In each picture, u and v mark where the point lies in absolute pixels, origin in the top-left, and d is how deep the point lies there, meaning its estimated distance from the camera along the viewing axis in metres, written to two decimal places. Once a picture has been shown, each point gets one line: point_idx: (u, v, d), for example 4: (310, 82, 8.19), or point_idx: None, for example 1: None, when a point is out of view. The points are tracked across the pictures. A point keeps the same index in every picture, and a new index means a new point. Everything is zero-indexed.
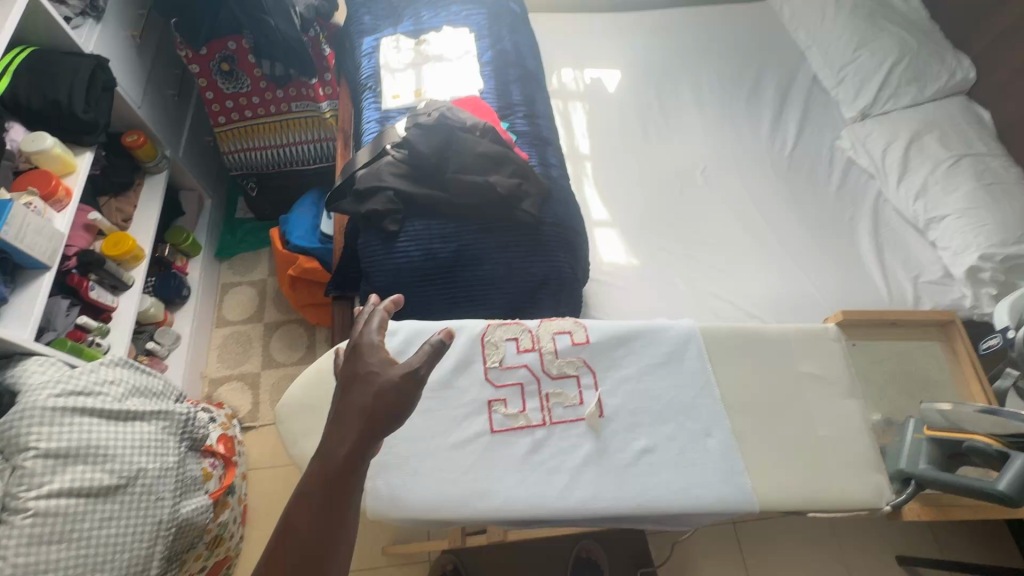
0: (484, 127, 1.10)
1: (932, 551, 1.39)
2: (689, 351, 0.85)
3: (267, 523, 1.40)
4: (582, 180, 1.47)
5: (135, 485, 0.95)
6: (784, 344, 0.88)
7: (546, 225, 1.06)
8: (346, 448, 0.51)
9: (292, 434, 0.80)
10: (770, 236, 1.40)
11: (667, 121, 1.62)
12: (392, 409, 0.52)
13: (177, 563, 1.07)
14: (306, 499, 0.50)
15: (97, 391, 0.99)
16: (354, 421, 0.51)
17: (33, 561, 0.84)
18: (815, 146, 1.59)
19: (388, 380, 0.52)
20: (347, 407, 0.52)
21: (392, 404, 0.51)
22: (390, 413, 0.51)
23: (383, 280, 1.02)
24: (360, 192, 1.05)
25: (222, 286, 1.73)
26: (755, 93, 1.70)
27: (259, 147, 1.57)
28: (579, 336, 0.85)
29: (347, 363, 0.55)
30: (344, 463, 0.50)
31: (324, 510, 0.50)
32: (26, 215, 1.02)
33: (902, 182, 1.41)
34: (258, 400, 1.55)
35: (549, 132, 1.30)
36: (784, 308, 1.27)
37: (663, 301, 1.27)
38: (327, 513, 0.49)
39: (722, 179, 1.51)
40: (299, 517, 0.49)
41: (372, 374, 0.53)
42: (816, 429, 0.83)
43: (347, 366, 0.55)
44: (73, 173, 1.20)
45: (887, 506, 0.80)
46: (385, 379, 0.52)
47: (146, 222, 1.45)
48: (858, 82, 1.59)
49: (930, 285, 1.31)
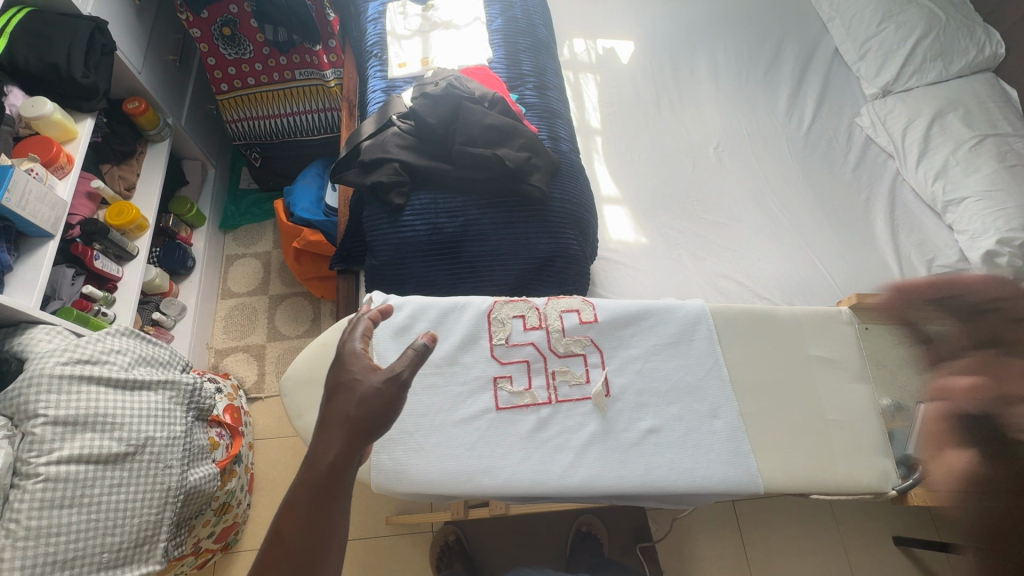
0: (493, 98, 1.07)
1: (930, 532, 1.40)
2: (698, 331, 0.84)
3: (274, 491, 1.43)
4: (592, 155, 1.44)
5: (144, 453, 0.96)
6: (796, 327, 0.87)
7: (555, 201, 1.04)
8: (334, 453, 0.53)
9: (296, 407, 0.80)
10: (782, 216, 1.37)
11: (681, 94, 1.57)
12: (376, 414, 0.54)
13: (186, 529, 1.09)
14: (296, 503, 0.53)
15: (103, 360, 0.99)
16: (339, 428, 0.54)
17: (45, 524, 0.85)
18: (834, 124, 1.54)
19: (370, 386, 0.55)
20: (332, 414, 0.55)
21: (374, 409, 0.54)
22: (374, 418, 0.54)
23: (389, 254, 1.00)
24: (366, 163, 1.03)
25: (227, 257, 1.73)
26: (773, 66, 1.64)
27: (263, 116, 1.55)
28: (587, 314, 0.84)
29: (332, 371, 0.58)
30: (330, 469, 0.53)
31: (316, 513, 0.52)
32: (27, 181, 1.00)
33: (922, 162, 1.38)
34: (264, 372, 1.56)
35: (559, 104, 1.26)
36: (794, 289, 1.25)
37: (671, 280, 1.25)
38: (316, 515, 0.52)
39: (735, 156, 1.47)
40: (291, 523, 0.52)
41: (354, 381, 0.56)
42: (824, 413, 0.82)
43: (332, 376, 0.58)
44: (74, 139, 1.18)
45: (894, 490, 0.79)
46: (367, 386, 0.54)
47: (149, 192, 1.44)
48: (881, 58, 1.54)
49: (945, 269, 1.29)
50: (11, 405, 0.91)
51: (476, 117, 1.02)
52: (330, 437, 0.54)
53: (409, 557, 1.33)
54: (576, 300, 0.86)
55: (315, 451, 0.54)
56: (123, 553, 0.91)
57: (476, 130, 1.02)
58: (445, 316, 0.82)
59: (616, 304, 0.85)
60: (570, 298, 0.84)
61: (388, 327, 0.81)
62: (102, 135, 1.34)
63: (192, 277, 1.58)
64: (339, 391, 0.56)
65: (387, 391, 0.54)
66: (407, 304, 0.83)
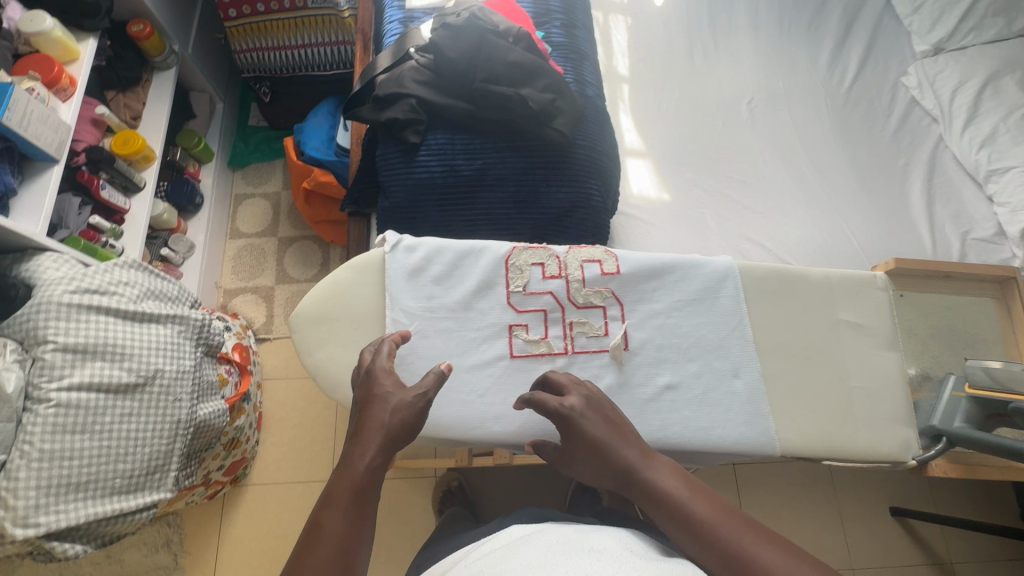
0: (518, 33, 1.00)
1: (926, 504, 1.41)
2: (725, 289, 0.81)
3: (282, 430, 1.45)
4: (617, 104, 1.36)
5: (154, 385, 0.96)
6: (826, 289, 0.83)
7: (577, 147, 0.99)
8: (369, 457, 0.56)
9: (306, 344, 0.78)
10: (814, 178, 1.31)
11: (717, 43, 1.47)
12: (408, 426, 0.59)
13: (196, 461, 1.12)
14: (333, 502, 0.54)
15: (112, 291, 0.98)
16: (378, 434, 0.57)
17: (58, 448, 0.86)
18: (877, 82, 1.44)
19: (407, 399, 0.60)
20: (366, 422, 0.59)
21: (407, 420, 0.59)
22: (407, 429, 0.59)
23: (403, 196, 0.96)
24: (381, 98, 0.97)
25: (236, 196, 1.69)
26: (819, 16, 1.52)
27: (275, 47, 1.48)
28: (609, 265, 0.81)
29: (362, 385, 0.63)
30: (367, 472, 0.56)
31: (352, 515, 0.53)
32: (28, 101, 0.96)
33: (968, 128, 1.30)
34: (273, 314, 1.55)
35: (587, 46, 1.18)
36: (819, 255, 1.21)
37: (691, 240, 1.21)
38: (356, 512, 0.54)
39: (769, 113, 1.39)
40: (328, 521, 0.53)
41: (386, 394, 0.61)
42: (847, 379, 0.80)
43: (361, 389, 0.62)
44: (76, 61, 1.13)
45: (913, 460, 0.79)
46: (401, 398, 0.59)
47: (156, 122, 1.39)
48: (937, 12, 1.44)
49: (979, 242, 1.24)
50: (21, 330, 0.91)
51: (500, 52, 0.96)
52: (368, 442, 0.57)
53: (413, 498, 1.36)
54: (598, 250, 0.82)
55: (352, 455, 0.57)
56: (135, 479, 0.93)
57: (498, 66, 0.96)
58: (462, 259, 0.80)
59: (640, 256, 0.81)
60: (591, 247, 0.81)
61: (401, 269, 0.78)
62: (105, 59, 1.28)
63: (200, 214, 1.56)
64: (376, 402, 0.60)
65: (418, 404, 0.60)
66: (422, 244, 0.80)
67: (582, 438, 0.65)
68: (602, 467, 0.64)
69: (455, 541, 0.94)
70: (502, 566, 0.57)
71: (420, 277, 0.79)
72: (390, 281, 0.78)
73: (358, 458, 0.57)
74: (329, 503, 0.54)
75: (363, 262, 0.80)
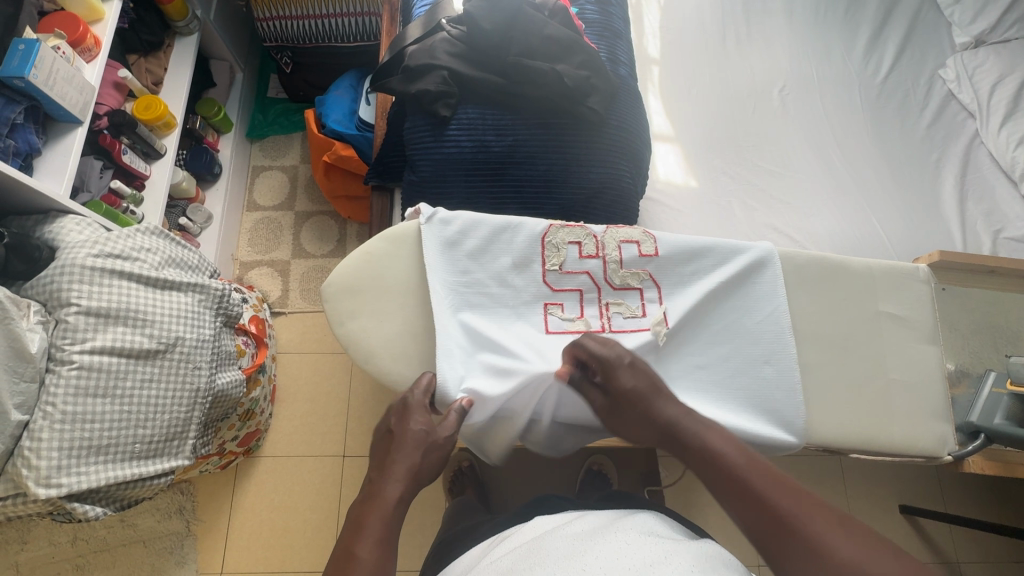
0: (554, 8, 0.98)
1: (938, 504, 1.40)
2: (764, 275, 0.80)
3: (295, 403, 1.45)
4: (646, 86, 1.33)
5: (174, 352, 0.96)
6: (868, 279, 0.82)
7: (610, 127, 0.97)
8: (398, 489, 0.62)
9: (336, 315, 0.77)
10: (844, 170, 1.28)
11: (750, 27, 1.43)
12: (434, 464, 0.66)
13: (212, 430, 1.12)
14: (365, 528, 0.58)
15: (134, 257, 0.97)
16: (409, 469, 0.63)
17: (80, 410, 0.86)
18: (914, 74, 1.41)
19: (438, 439, 0.66)
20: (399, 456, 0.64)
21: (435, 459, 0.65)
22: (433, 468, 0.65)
23: (432, 170, 0.94)
24: (411, 70, 0.95)
25: (253, 168, 1.67)
26: (856, 3, 1.48)
27: (301, 16, 1.46)
28: (647, 247, 0.79)
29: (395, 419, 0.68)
30: (395, 503, 0.61)
31: (382, 543, 0.57)
32: (54, 60, 0.95)
33: (1006, 125, 1.27)
34: (288, 288, 1.55)
35: (622, 24, 1.14)
36: (848, 248, 1.19)
37: (716, 227, 1.19)
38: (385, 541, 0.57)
39: (801, 101, 1.36)
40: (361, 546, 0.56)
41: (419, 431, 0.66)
42: (887, 371, 0.79)
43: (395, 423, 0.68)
44: (101, 20, 1.11)
45: (949, 456, 0.78)
46: (435, 437, 0.66)
47: (177, 89, 1.37)
48: (980, 3, 1.40)
49: (1012, 242, 1.21)
50: (44, 291, 0.90)
51: (536, 26, 0.94)
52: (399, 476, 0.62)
53: None
54: (636, 231, 0.81)
55: (383, 486, 0.62)
56: (155, 445, 0.94)
57: (534, 40, 0.94)
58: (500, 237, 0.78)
59: (678, 239, 0.80)
60: (629, 229, 0.79)
61: (435, 242, 0.77)
62: (128, 21, 1.26)
63: (219, 184, 1.54)
64: (411, 440, 0.65)
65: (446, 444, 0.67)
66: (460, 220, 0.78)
67: (622, 390, 0.69)
68: (647, 425, 0.69)
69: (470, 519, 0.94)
70: (535, 560, 0.57)
71: (455, 251, 0.77)
72: (427, 252, 0.77)
73: (387, 490, 0.61)
74: (359, 529, 0.58)
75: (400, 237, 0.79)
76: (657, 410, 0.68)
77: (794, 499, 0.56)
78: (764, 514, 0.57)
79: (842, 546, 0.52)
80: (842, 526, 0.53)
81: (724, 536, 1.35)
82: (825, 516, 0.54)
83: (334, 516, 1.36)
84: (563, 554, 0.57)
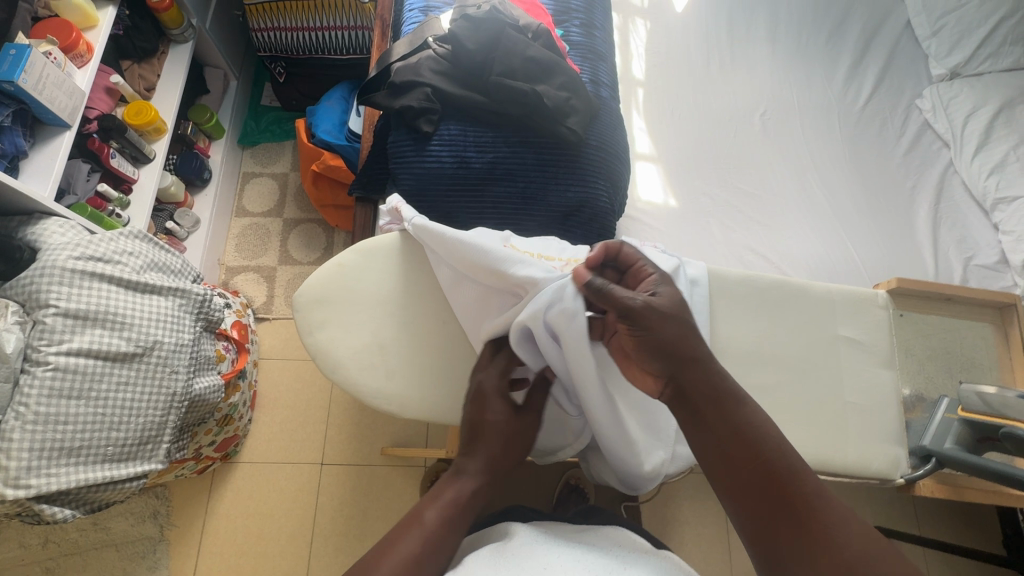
0: (537, 30, 1.01)
1: (912, 526, 1.41)
2: (730, 297, 0.85)
3: (275, 410, 1.46)
4: (631, 107, 1.36)
5: (151, 356, 0.96)
6: (827, 304, 0.87)
7: (589, 147, 0.99)
8: (472, 469, 0.67)
9: (308, 324, 0.82)
10: (821, 194, 1.31)
11: (734, 52, 1.47)
12: (508, 449, 0.69)
13: (187, 434, 1.12)
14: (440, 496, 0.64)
15: (116, 260, 0.98)
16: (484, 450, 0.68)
17: (52, 412, 0.86)
18: (891, 103, 1.44)
19: (508, 422, 0.70)
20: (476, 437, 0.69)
21: (508, 443, 0.69)
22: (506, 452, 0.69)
23: (412, 184, 0.96)
24: (396, 85, 0.98)
25: (243, 174, 1.69)
26: (838, 33, 1.52)
27: (295, 28, 1.48)
28: None
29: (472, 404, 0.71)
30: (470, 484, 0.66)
31: (454, 512, 0.62)
32: (45, 65, 0.96)
33: (978, 155, 1.31)
34: (273, 294, 1.56)
35: (605, 47, 1.18)
36: (822, 271, 1.21)
37: (694, 247, 1.21)
38: (455, 511, 0.62)
39: (782, 126, 1.39)
40: (433, 509, 0.62)
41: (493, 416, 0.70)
42: (843, 395, 0.83)
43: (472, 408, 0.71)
44: (94, 27, 1.13)
45: (901, 479, 0.81)
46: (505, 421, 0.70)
47: (169, 95, 1.39)
48: (955, 36, 1.44)
49: (982, 269, 1.24)
50: (23, 292, 0.91)
51: (518, 47, 0.97)
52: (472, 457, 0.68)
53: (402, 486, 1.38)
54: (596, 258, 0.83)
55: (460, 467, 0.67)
56: (128, 448, 0.94)
57: (516, 61, 0.96)
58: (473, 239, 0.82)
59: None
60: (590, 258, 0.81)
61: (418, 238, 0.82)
62: (123, 28, 1.29)
63: (207, 190, 1.56)
64: (492, 427, 0.69)
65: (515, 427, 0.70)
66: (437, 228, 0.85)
67: (666, 318, 0.63)
68: (681, 361, 0.62)
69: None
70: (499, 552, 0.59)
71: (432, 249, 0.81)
72: (406, 268, 0.84)
73: (465, 470, 0.67)
74: (434, 497, 0.64)
75: (379, 242, 0.86)
76: (696, 350, 0.62)
77: (811, 487, 0.56)
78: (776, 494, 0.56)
79: (849, 537, 0.53)
80: (854, 518, 0.54)
81: (700, 553, 1.35)
82: (835, 506, 0.55)
83: (309, 524, 1.36)
84: (519, 551, 0.59)
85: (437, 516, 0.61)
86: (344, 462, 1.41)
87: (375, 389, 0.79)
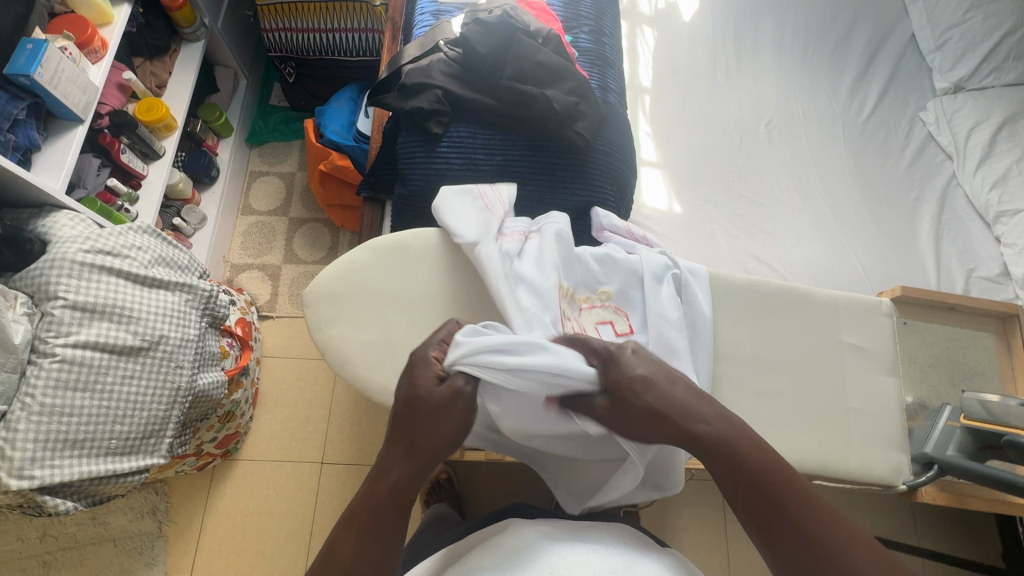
0: (547, 35, 1.03)
1: (911, 537, 1.41)
2: (735, 302, 0.86)
3: (277, 407, 1.46)
4: (637, 114, 1.38)
5: (157, 350, 0.97)
6: (832, 310, 0.88)
7: (597, 152, 1.00)
8: (397, 471, 0.56)
9: (316, 321, 0.82)
10: (825, 204, 1.32)
11: (740, 62, 1.49)
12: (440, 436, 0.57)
13: (190, 430, 1.12)
14: (355, 520, 0.55)
15: (124, 254, 0.99)
16: (405, 444, 0.57)
17: (58, 404, 0.87)
18: (895, 115, 1.46)
19: (443, 400, 0.58)
20: (399, 430, 0.58)
21: (442, 424, 0.57)
22: (436, 442, 0.57)
23: (420, 184, 0.97)
24: (407, 87, 0.99)
25: (251, 172, 1.70)
26: (843, 44, 1.54)
27: (307, 29, 1.50)
28: (621, 325, 0.80)
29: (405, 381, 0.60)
30: (391, 489, 0.56)
31: (371, 536, 0.54)
32: (60, 60, 0.97)
33: (981, 168, 1.32)
34: (277, 292, 1.56)
35: (613, 53, 1.19)
36: (825, 280, 1.22)
37: (698, 253, 1.22)
38: (370, 537, 0.54)
39: (786, 134, 1.40)
40: (347, 542, 0.54)
41: (425, 394, 0.58)
42: (845, 400, 0.84)
43: (404, 387, 0.60)
44: (109, 24, 1.14)
45: (903, 485, 0.82)
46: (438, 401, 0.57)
47: (180, 92, 1.40)
48: (960, 50, 1.45)
49: (984, 281, 1.25)
50: (32, 284, 0.91)
51: (528, 52, 0.98)
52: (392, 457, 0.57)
53: None
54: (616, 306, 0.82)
55: (381, 468, 0.57)
56: (131, 442, 0.94)
57: (526, 66, 0.97)
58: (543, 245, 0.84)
59: (664, 331, 0.77)
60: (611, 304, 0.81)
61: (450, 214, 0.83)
62: (137, 26, 1.30)
63: (215, 187, 1.57)
64: (421, 409, 0.58)
65: (451, 403, 0.58)
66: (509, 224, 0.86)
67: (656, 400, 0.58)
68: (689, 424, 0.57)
69: (441, 511, 0.94)
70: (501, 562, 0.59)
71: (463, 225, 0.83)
72: (425, 266, 0.85)
73: (386, 473, 0.57)
74: (349, 526, 0.54)
75: (460, 186, 0.85)
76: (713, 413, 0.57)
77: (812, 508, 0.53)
78: (777, 515, 0.53)
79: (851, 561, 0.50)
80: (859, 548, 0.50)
81: (699, 559, 1.35)
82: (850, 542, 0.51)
83: (308, 523, 1.35)
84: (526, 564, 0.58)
85: (354, 554, 0.53)
86: (345, 461, 1.41)
87: (383, 386, 0.79)
